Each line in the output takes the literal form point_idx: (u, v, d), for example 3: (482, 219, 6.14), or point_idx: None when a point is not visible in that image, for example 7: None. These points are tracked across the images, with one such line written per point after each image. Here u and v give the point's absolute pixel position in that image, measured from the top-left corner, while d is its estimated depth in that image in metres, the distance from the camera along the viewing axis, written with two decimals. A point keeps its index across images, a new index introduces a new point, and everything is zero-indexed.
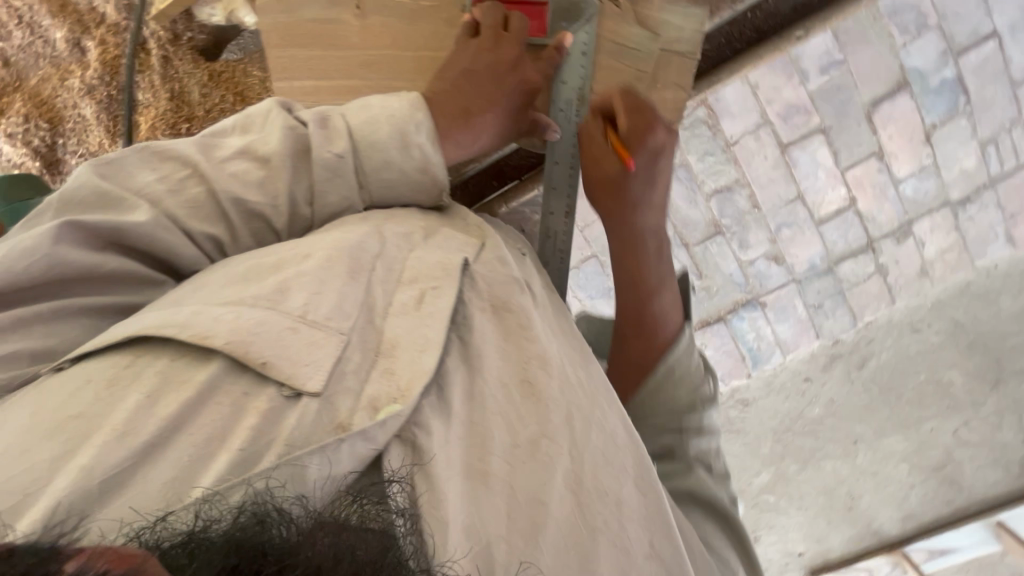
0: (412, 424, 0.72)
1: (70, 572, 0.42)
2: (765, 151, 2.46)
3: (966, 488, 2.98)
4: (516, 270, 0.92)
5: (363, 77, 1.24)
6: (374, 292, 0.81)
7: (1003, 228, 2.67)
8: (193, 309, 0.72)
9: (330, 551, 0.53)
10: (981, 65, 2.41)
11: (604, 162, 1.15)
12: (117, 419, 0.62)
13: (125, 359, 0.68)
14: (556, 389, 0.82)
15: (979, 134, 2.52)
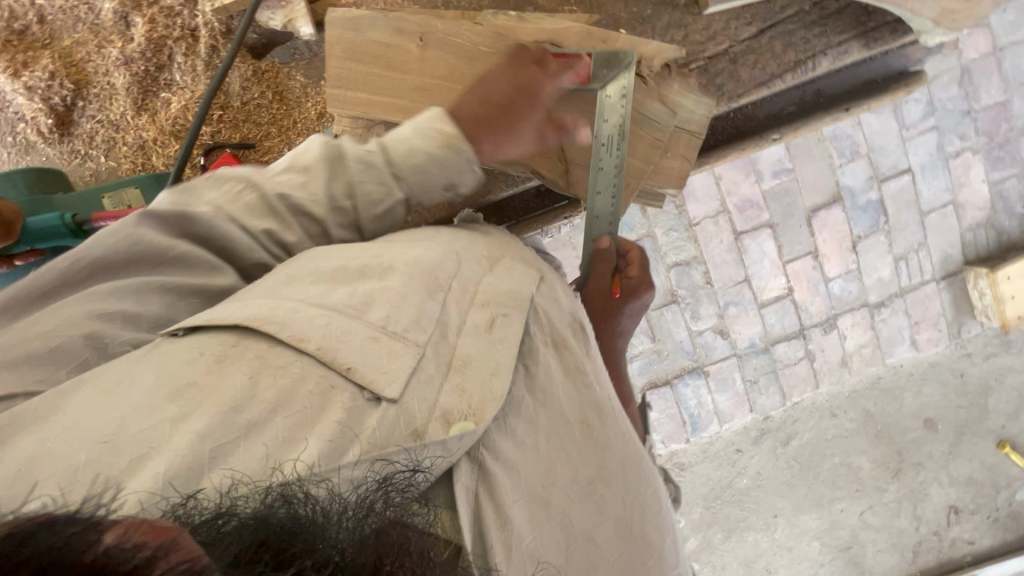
0: (482, 446, 0.90)
1: (108, 541, 0.46)
2: (721, 235, 2.87)
3: (867, 569, 3.27)
4: (569, 326, 1.20)
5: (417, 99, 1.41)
6: (449, 312, 1.01)
7: (909, 333, 3.04)
8: (288, 305, 0.91)
9: (356, 537, 0.62)
10: (897, 193, 2.87)
11: (598, 293, 1.45)
12: (227, 392, 0.77)
13: (230, 340, 0.84)
14: (603, 433, 1.09)
15: (894, 250, 2.94)
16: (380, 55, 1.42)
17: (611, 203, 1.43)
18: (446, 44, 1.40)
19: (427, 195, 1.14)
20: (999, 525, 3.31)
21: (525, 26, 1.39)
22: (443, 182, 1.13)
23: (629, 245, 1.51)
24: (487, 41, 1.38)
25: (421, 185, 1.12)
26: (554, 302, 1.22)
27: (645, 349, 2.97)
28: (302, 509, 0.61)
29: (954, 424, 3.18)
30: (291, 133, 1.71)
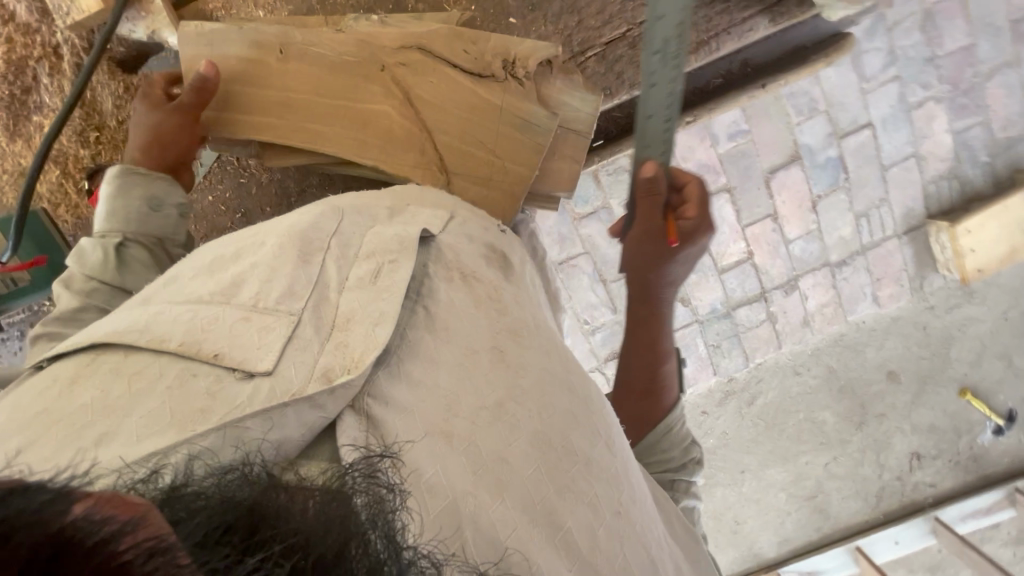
0: (368, 391, 1.01)
1: (78, 513, 0.50)
2: None
3: (833, 517, 3.41)
4: (483, 266, 1.37)
5: (315, 121, 1.67)
6: (329, 270, 1.17)
7: (871, 290, 3.02)
8: (155, 310, 1.08)
9: (320, 523, 0.66)
10: (857, 149, 2.79)
11: (656, 233, 1.63)
12: (82, 399, 0.94)
13: (86, 359, 1.01)
14: (515, 359, 1.19)
15: (854, 208, 2.88)
16: (249, 73, 1.66)
17: (662, 127, 1.44)
18: (308, 54, 1.65)
19: (146, 222, 1.54)
20: (962, 469, 3.36)
21: (392, 44, 1.66)
22: (141, 202, 1.54)
23: (688, 178, 1.63)
24: (353, 53, 1.66)
25: (125, 219, 1.53)
26: (473, 245, 1.41)
27: (608, 322, 3.01)
28: (271, 495, 0.68)
29: (918, 376, 3.21)
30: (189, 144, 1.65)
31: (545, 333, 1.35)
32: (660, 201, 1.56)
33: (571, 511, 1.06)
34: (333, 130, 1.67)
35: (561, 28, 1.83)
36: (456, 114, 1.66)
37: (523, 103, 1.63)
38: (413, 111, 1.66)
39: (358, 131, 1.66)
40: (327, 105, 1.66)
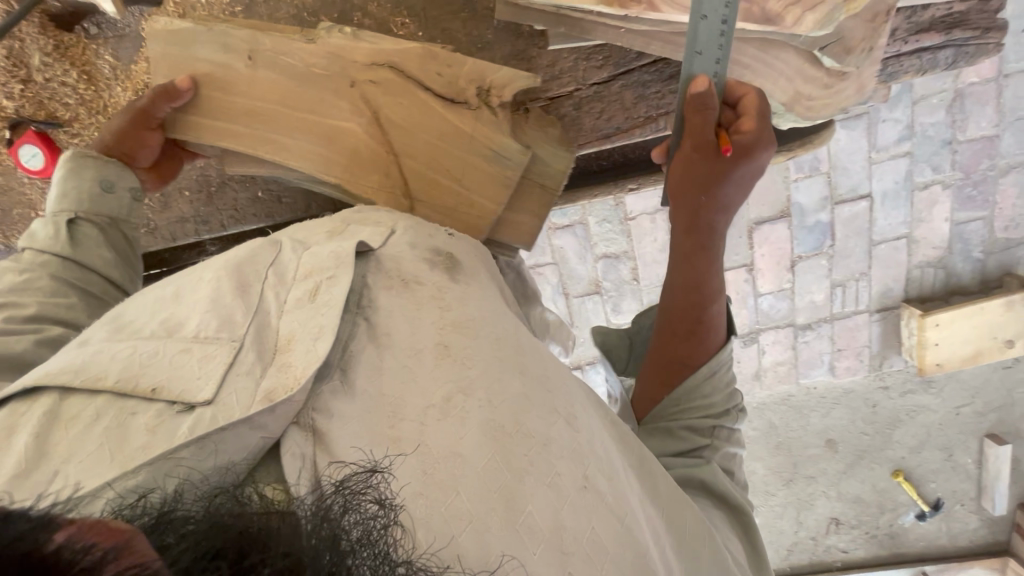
0: (310, 409, 0.67)
1: (58, 540, 0.40)
2: (656, 232, 2.70)
3: None
4: (427, 267, 0.89)
5: (255, 127, 1.20)
6: (265, 299, 0.77)
7: (829, 358, 2.99)
8: (93, 349, 0.69)
9: (311, 539, 0.49)
10: (850, 219, 2.69)
11: (706, 152, 1.02)
12: (16, 460, 0.59)
13: (21, 404, 0.64)
14: (469, 349, 0.76)
15: (834, 276, 2.81)
16: (211, 79, 1.18)
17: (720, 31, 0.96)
18: (276, 63, 1.17)
19: (100, 204, 1.16)
20: (875, 541, 3.39)
21: (359, 49, 1.17)
22: (96, 183, 1.15)
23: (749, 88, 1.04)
24: (323, 65, 1.18)
25: (72, 199, 1.13)
26: (411, 245, 0.92)
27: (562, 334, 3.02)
28: (257, 515, 0.50)
29: (855, 448, 3.22)
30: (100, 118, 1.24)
31: (510, 320, 0.86)
32: (708, 115, 1.01)
33: (583, 521, 0.68)
34: (289, 144, 1.22)
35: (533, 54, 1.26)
36: (426, 140, 1.22)
37: (497, 137, 1.19)
38: (380, 132, 1.21)
39: (318, 147, 1.21)
40: (293, 116, 1.20)
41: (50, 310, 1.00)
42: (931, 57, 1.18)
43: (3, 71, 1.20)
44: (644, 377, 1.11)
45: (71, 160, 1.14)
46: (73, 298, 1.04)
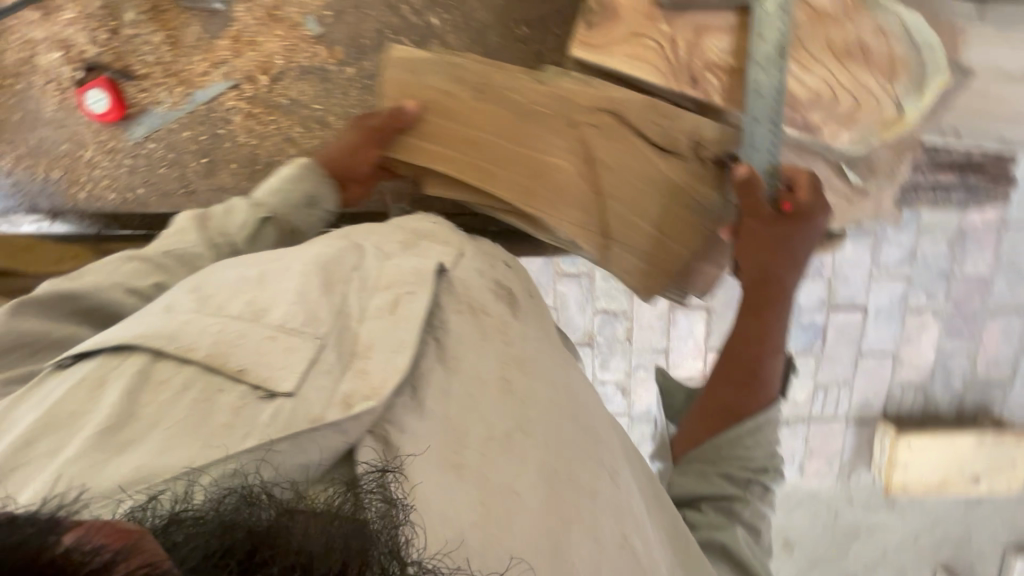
0: (385, 420, 0.66)
1: (68, 543, 0.39)
2: (657, 299, 2.64)
3: None
4: (493, 298, 0.90)
5: (509, 173, 1.02)
6: (349, 304, 0.76)
7: (799, 459, 2.86)
8: (184, 318, 0.70)
9: (324, 534, 0.48)
10: (843, 326, 2.66)
11: (762, 224, 0.94)
12: (104, 412, 0.60)
13: (114, 358, 0.67)
14: (529, 388, 0.78)
15: (818, 378, 2.74)
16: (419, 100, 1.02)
17: (773, 116, 0.93)
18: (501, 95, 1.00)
19: (299, 218, 1.00)
20: None
21: (587, 90, 0.97)
22: (308, 196, 1.01)
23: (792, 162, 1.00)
24: (546, 103, 0.99)
25: (280, 201, 0.98)
26: (481, 271, 0.94)
27: None
28: (266, 510, 0.49)
29: (806, 558, 2.97)
30: (174, 80, 1.30)
31: (563, 369, 0.89)
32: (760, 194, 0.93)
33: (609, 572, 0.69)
34: (498, 175, 1.02)
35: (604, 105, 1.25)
36: (653, 205, 1.00)
37: (700, 184, 0.99)
38: (590, 172, 1.00)
39: (518, 179, 1.01)
40: (497, 145, 1.01)
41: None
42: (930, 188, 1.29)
43: (100, 22, 1.27)
44: (678, 435, 0.98)
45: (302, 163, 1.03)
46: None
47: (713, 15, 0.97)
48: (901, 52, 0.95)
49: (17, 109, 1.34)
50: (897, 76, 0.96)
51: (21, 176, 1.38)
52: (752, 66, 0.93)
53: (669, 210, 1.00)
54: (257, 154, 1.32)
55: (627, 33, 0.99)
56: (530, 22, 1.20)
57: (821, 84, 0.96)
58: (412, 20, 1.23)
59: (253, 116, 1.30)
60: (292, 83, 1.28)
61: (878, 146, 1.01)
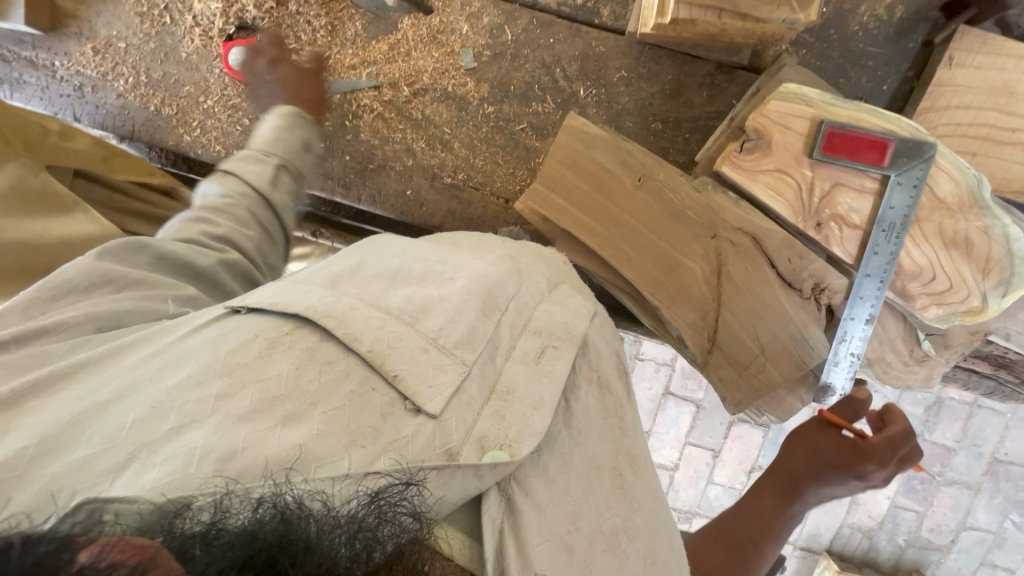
0: (513, 479, 0.69)
1: (82, 561, 0.39)
2: (654, 381, 2.53)
3: None
4: (614, 371, 0.93)
5: (640, 262, 1.14)
6: (501, 331, 0.79)
7: None
8: (349, 302, 0.73)
9: (355, 552, 0.50)
10: None
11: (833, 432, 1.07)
12: (271, 382, 0.64)
13: (279, 330, 0.69)
14: (637, 490, 0.82)
15: None
16: (578, 167, 1.12)
17: (881, 273, 1.09)
18: (660, 194, 1.12)
19: (299, 160, 1.14)
20: None
21: (735, 209, 1.10)
22: (299, 140, 1.15)
23: (901, 420, 1.08)
24: (697, 210, 1.11)
25: (282, 148, 1.11)
26: (607, 342, 0.96)
27: None
28: (294, 517, 0.49)
29: None
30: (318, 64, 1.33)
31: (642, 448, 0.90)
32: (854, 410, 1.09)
33: None
34: (633, 259, 1.14)
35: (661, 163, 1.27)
36: (764, 328, 1.13)
37: (812, 324, 1.12)
38: (715, 283, 1.13)
39: (650, 266, 1.13)
40: (636, 233, 1.13)
41: (236, 237, 0.92)
42: (969, 373, 1.36)
43: None
44: None
45: (285, 114, 1.16)
46: (253, 233, 0.96)
47: (853, 175, 1.08)
48: (998, 255, 1.07)
49: (155, 41, 1.35)
50: (991, 275, 1.08)
51: (134, 102, 1.37)
52: (869, 237, 1.08)
53: (767, 334, 1.13)
54: (374, 154, 1.36)
55: (774, 167, 1.08)
56: (666, 120, 1.30)
57: (927, 262, 1.09)
58: (561, 85, 1.31)
59: (383, 120, 1.35)
60: (431, 103, 1.34)
61: (955, 326, 1.13)
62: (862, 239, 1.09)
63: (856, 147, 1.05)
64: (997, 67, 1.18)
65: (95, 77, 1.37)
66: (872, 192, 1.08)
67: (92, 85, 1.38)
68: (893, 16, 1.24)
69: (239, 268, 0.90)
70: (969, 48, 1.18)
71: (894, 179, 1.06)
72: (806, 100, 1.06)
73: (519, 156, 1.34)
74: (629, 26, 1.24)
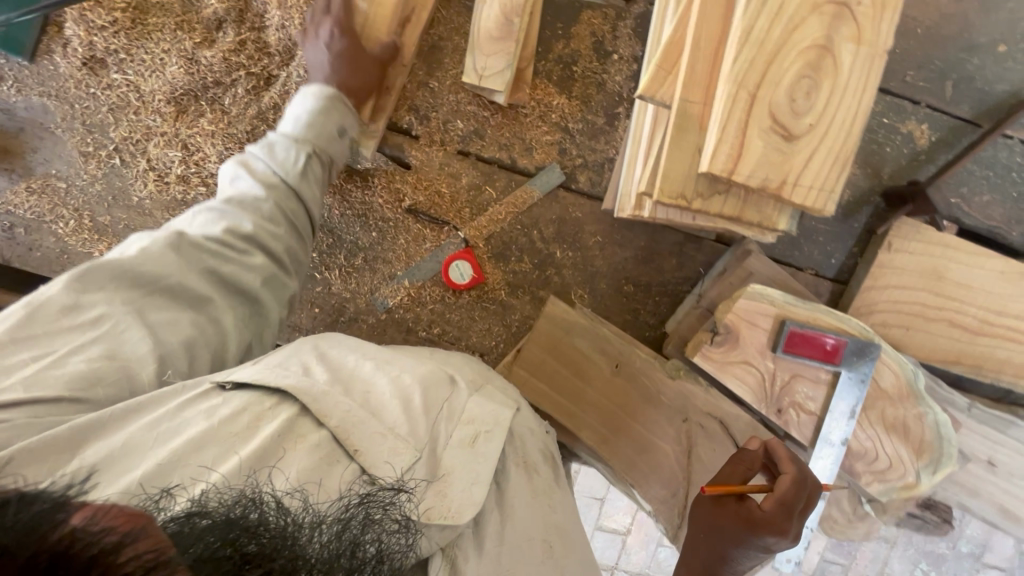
0: (456, 545, 0.72)
1: (75, 523, 0.42)
2: None
3: None
4: (542, 456, 0.91)
5: (617, 440, 1.16)
6: (437, 431, 0.76)
7: None
8: (325, 384, 0.71)
9: (335, 545, 0.55)
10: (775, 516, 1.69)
11: (726, 503, 0.96)
12: (250, 449, 0.62)
13: (269, 401, 0.67)
14: (570, 564, 0.79)
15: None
16: (543, 338, 1.17)
17: (832, 453, 1.17)
18: (636, 379, 1.17)
19: (333, 147, 1.08)
20: None
21: (703, 395, 1.17)
22: (336, 127, 1.09)
23: (788, 468, 0.96)
24: (670, 395, 1.17)
25: (314, 134, 1.05)
26: (532, 431, 0.94)
27: None
28: (273, 514, 0.53)
29: None
30: None
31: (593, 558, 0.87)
32: (745, 470, 0.99)
33: None
34: (609, 439, 1.16)
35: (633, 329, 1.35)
36: None
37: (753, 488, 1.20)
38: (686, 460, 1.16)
39: (622, 441, 1.16)
40: (606, 407, 1.16)
41: (264, 236, 0.93)
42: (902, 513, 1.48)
43: (236, 140, 1.21)
44: None
45: (323, 95, 1.08)
46: (282, 230, 0.96)
47: (809, 369, 1.16)
48: (929, 438, 1.19)
49: (102, 184, 1.23)
50: (923, 456, 1.19)
51: (75, 246, 1.24)
52: (825, 409, 1.17)
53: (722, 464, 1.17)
54: (345, 307, 1.31)
55: (740, 358, 1.15)
56: (637, 283, 1.34)
57: (872, 445, 1.19)
58: (538, 245, 1.32)
59: (353, 273, 1.31)
60: (408, 258, 1.30)
61: (894, 496, 1.23)
62: (816, 419, 1.18)
63: (813, 346, 1.13)
64: (928, 254, 1.32)
65: (29, 219, 1.23)
66: (826, 382, 1.17)
67: (24, 227, 1.23)
68: (841, 199, 1.37)
69: (265, 271, 0.91)
70: (904, 236, 1.32)
71: (846, 374, 1.15)
72: (771, 300, 1.14)
73: (494, 312, 1.33)
74: (605, 200, 1.28)
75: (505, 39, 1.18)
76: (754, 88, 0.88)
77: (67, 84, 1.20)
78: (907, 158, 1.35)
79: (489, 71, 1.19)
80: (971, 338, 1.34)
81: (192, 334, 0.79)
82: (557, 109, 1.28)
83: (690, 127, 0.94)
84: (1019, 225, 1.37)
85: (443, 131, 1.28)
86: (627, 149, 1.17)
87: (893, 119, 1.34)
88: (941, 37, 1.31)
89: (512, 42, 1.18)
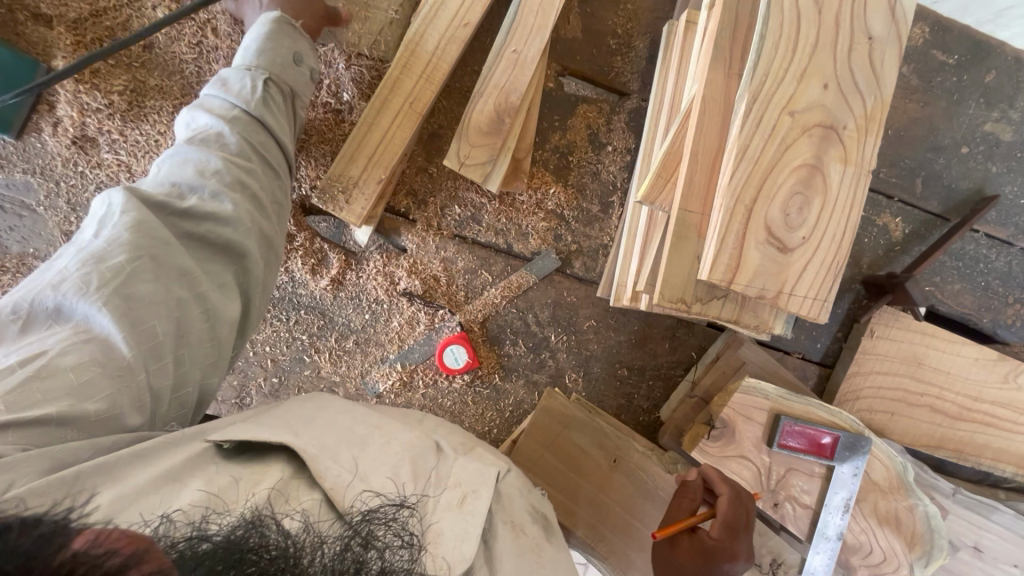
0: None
1: (76, 547, 0.41)
2: None
3: None
4: (531, 519, 0.83)
5: (613, 536, 1.12)
6: (427, 493, 0.69)
7: None
8: (317, 445, 0.68)
9: (338, 563, 0.51)
10: None
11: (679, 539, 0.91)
12: (254, 492, 0.59)
13: (263, 465, 0.64)
14: None
15: None
16: (538, 429, 1.18)
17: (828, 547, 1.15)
18: (635, 475, 1.15)
19: (292, 77, 1.00)
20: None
21: None
22: (291, 52, 1.01)
23: (723, 489, 0.96)
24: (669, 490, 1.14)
25: (268, 60, 0.97)
26: (521, 492, 0.88)
27: None
28: (276, 536, 0.50)
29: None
30: (285, 307, 1.27)
31: None
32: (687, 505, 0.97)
33: None
34: (607, 535, 1.12)
35: (627, 415, 1.35)
36: None
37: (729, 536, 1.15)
38: None
39: (618, 538, 1.12)
40: (603, 500, 1.14)
41: (236, 169, 0.85)
42: None
43: None
44: None
45: (270, 21, 1.00)
46: (253, 165, 0.88)
47: (802, 463, 1.17)
48: (921, 530, 1.18)
49: None
50: (915, 548, 1.18)
51: None
52: (823, 500, 1.16)
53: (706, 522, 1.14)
54: (334, 390, 1.28)
55: (737, 453, 1.15)
56: (631, 368, 1.34)
57: (864, 538, 1.20)
58: (532, 329, 1.32)
59: (344, 356, 1.28)
60: (402, 341, 1.28)
61: None
62: (809, 514, 1.17)
63: (806, 433, 1.14)
64: (909, 342, 1.35)
65: None
66: (821, 476, 1.17)
67: None
68: None
69: (242, 219, 0.83)
70: (885, 323, 1.37)
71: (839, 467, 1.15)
72: (765, 394, 1.15)
73: (488, 397, 1.31)
74: (600, 288, 1.30)
75: (493, 135, 1.16)
76: (751, 203, 0.91)
77: (54, 162, 1.17)
78: (885, 248, 1.43)
79: (472, 160, 1.17)
80: (952, 423, 1.35)
81: (190, 324, 0.75)
82: (553, 197, 1.30)
83: (690, 235, 0.96)
84: (988, 313, 1.44)
85: (441, 216, 1.28)
86: (623, 243, 1.20)
87: (869, 213, 1.42)
88: (910, 139, 1.41)
89: (500, 137, 1.16)
